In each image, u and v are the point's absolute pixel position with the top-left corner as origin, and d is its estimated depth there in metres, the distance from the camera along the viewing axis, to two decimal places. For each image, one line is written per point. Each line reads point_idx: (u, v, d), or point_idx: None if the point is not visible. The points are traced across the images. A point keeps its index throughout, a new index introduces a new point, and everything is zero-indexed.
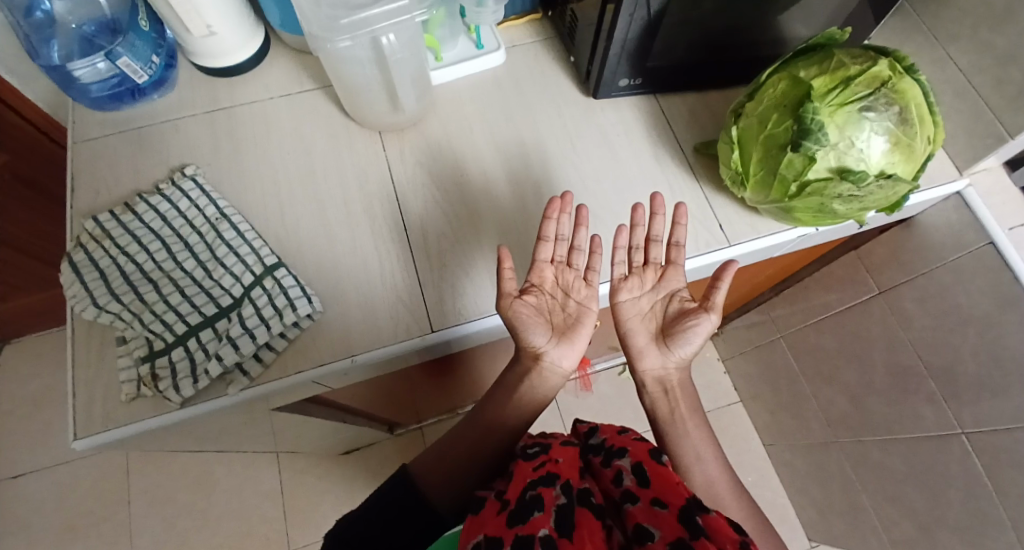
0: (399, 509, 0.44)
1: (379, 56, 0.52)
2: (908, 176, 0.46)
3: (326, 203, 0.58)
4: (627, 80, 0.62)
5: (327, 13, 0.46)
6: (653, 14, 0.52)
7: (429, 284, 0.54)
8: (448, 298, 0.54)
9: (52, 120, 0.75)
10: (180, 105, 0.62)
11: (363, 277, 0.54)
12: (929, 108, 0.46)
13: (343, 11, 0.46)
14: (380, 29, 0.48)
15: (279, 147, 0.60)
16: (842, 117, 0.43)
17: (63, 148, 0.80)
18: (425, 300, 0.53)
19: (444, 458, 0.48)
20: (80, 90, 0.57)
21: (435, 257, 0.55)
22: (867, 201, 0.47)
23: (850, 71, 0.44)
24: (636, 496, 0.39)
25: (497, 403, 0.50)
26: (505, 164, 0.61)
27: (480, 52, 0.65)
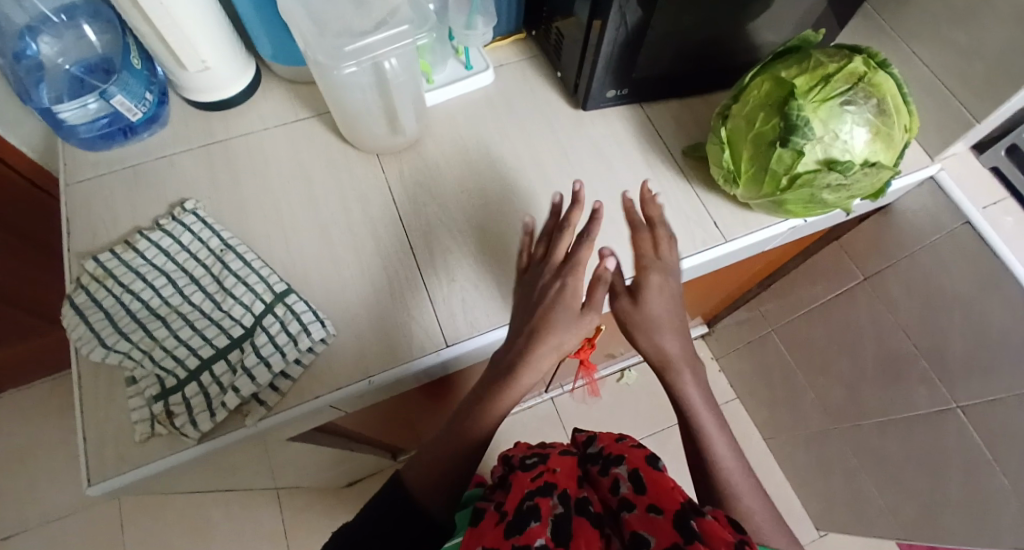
0: (390, 522, 0.43)
1: (381, 81, 0.53)
2: (889, 162, 0.49)
3: (329, 227, 0.58)
4: (614, 91, 0.64)
5: (331, 41, 0.48)
6: (637, 28, 0.55)
7: (438, 298, 0.55)
8: (458, 311, 0.54)
9: (43, 170, 0.74)
10: (175, 140, 0.62)
11: (371, 297, 0.54)
12: (902, 102, 0.48)
13: (348, 39, 0.48)
14: (381, 54, 0.50)
15: (277, 175, 0.61)
16: (825, 111, 0.46)
17: (52, 196, 0.79)
18: (436, 314, 0.54)
19: (436, 465, 0.46)
20: (69, 131, 0.57)
21: (441, 272, 0.56)
22: (853, 189, 0.49)
23: (828, 69, 0.47)
24: (632, 503, 0.39)
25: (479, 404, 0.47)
26: (500, 178, 0.62)
27: (469, 72, 0.67)
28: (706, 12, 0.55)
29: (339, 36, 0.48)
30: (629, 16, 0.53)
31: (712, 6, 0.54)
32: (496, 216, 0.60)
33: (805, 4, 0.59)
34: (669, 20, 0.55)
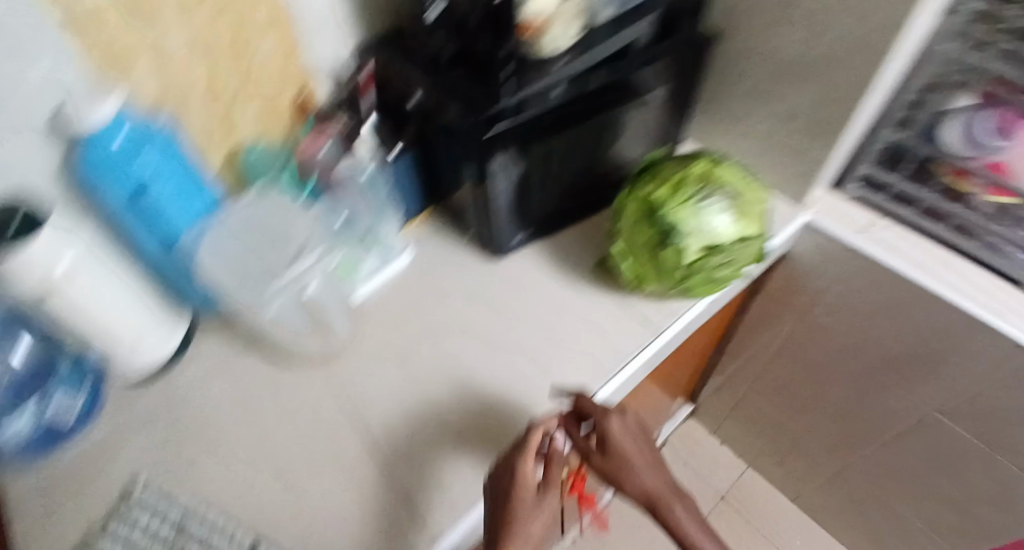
0: None
1: (304, 302, 0.62)
2: (758, 229, 0.56)
3: (292, 459, 0.55)
4: (518, 234, 0.71)
5: (251, 286, 0.59)
6: (518, 176, 0.63)
7: (419, 496, 0.52)
8: (444, 510, 0.51)
9: None
10: (110, 426, 0.58)
11: (352, 524, 0.51)
12: (748, 182, 0.57)
13: (260, 279, 0.59)
14: (293, 281, 0.60)
15: (222, 424, 0.59)
16: (686, 210, 0.53)
17: None
18: (423, 519, 0.50)
19: None
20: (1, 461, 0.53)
21: (415, 469, 0.54)
22: (739, 260, 0.56)
23: (675, 176, 0.55)
24: None
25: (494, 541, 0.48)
26: (443, 351, 0.63)
27: (389, 259, 0.70)
28: (563, 150, 0.64)
29: (255, 280, 0.59)
30: (510, 169, 0.61)
31: (565, 145, 0.63)
32: (456, 387, 0.60)
33: (643, 126, 0.70)
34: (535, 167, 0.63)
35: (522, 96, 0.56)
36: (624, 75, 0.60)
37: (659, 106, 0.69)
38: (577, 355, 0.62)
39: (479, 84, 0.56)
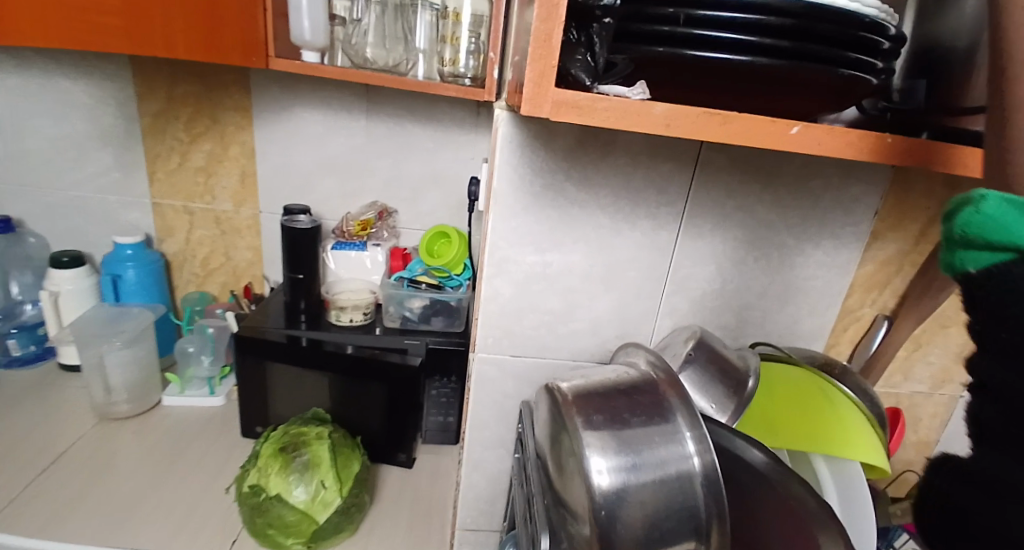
0: None
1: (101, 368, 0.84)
2: (300, 505, 0.61)
3: (15, 438, 0.81)
4: (260, 427, 0.85)
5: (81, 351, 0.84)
6: (269, 381, 0.82)
7: None
8: None
9: None
10: (29, 373, 0.97)
11: None
12: (328, 463, 0.63)
13: (85, 345, 0.83)
14: (105, 356, 0.84)
15: (37, 402, 0.89)
16: (267, 447, 0.65)
17: None
18: None
19: None
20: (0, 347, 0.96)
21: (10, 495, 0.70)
22: (267, 519, 0.60)
23: (295, 426, 0.67)
24: None
25: (940, 269, 0.24)
26: (143, 452, 0.80)
27: (208, 394, 0.92)
28: (316, 391, 0.82)
29: (84, 342, 0.84)
30: (260, 372, 0.81)
31: (320, 386, 0.82)
32: (97, 481, 0.74)
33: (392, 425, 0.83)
34: (294, 383, 0.82)
35: (316, 336, 0.81)
36: (378, 365, 0.78)
37: (418, 416, 0.83)
38: (171, 515, 0.70)
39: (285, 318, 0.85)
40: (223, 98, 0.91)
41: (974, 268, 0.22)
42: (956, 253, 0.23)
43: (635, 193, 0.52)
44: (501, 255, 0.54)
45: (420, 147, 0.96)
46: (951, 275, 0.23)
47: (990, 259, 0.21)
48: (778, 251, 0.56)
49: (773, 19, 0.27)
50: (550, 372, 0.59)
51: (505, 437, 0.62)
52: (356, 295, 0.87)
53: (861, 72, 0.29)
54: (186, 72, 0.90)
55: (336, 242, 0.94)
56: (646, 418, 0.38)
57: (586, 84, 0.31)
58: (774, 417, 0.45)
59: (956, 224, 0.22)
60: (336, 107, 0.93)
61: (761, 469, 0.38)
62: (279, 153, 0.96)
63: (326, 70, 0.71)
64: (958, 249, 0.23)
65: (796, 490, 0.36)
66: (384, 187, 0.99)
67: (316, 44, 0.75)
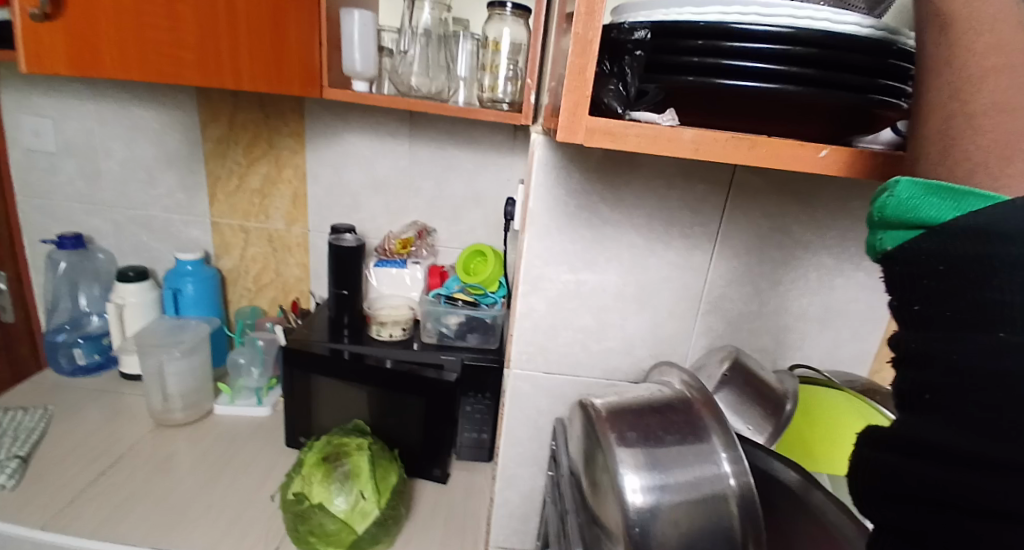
0: None
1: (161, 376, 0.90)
2: (340, 514, 0.63)
3: (83, 442, 0.87)
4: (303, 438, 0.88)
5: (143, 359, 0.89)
6: (314, 392, 0.85)
7: (52, 508, 0.73)
8: (51, 516, 0.71)
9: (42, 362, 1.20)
10: (97, 381, 1.04)
11: (27, 492, 0.75)
12: (367, 474, 0.66)
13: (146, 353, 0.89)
14: (165, 365, 0.89)
15: (103, 409, 0.96)
16: (310, 457, 0.67)
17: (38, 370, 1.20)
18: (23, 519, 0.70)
19: None
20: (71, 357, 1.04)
21: (77, 495, 0.76)
22: (309, 527, 0.63)
23: (336, 437, 0.70)
24: None
25: (865, 254, 0.26)
26: (196, 458, 0.85)
27: (255, 405, 0.97)
28: (357, 404, 0.85)
29: (147, 351, 0.90)
30: (307, 384, 0.85)
31: (361, 399, 0.85)
32: (154, 485, 0.79)
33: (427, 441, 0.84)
34: (337, 395, 0.85)
35: (358, 350, 0.85)
36: (416, 379, 0.81)
37: (453, 431, 0.85)
38: (220, 520, 0.73)
39: (329, 332, 0.89)
40: (279, 125, 0.98)
41: (891, 247, 0.24)
42: (878, 236, 0.25)
43: (669, 213, 0.53)
44: (535, 272, 0.55)
45: (459, 169, 1.00)
46: (874, 259, 0.25)
47: (905, 237, 0.23)
48: (817, 272, 0.55)
49: (803, 52, 0.28)
50: (583, 389, 0.60)
51: (538, 454, 0.62)
52: (396, 311, 0.90)
53: (890, 97, 0.30)
54: (246, 102, 0.97)
55: (378, 260, 0.98)
56: (680, 437, 0.38)
57: (618, 112, 0.32)
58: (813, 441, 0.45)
59: (875, 209, 0.25)
60: (380, 132, 0.98)
61: (794, 487, 0.38)
62: (328, 176, 1.01)
63: (374, 98, 0.76)
64: (879, 232, 0.25)
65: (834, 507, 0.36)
66: (424, 207, 1.03)
67: (365, 74, 0.79)
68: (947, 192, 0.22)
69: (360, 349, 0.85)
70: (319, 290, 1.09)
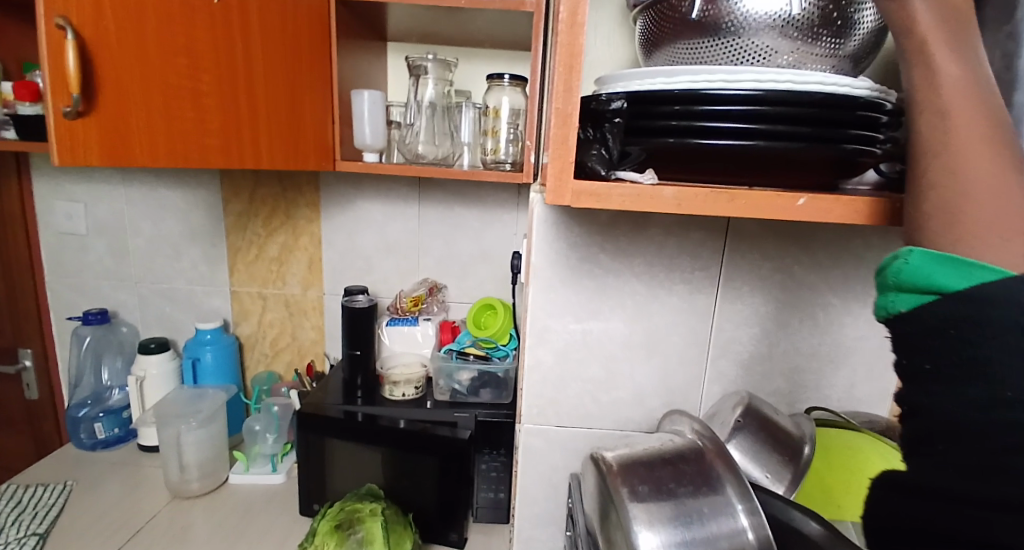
0: None
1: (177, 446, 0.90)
2: None
3: (99, 516, 0.86)
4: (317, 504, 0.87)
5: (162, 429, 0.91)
6: (326, 457, 0.85)
7: None
8: None
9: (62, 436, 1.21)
10: (115, 454, 1.05)
11: None
12: (381, 539, 0.64)
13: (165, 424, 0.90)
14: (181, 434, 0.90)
15: (121, 481, 0.96)
16: (323, 525, 0.66)
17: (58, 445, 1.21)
18: None
19: None
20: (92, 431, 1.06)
21: None
22: None
23: (349, 502, 0.69)
24: None
25: (874, 313, 0.28)
26: (211, 530, 0.84)
27: (270, 472, 0.96)
28: (371, 467, 0.84)
29: (166, 422, 0.91)
30: (319, 450, 0.84)
31: (373, 461, 0.84)
32: None
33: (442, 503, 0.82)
34: (349, 458, 0.85)
35: (372, 411, 0.85)
36: (428, 438, 0.80)
37: (469, 490, 0.83)
38: None
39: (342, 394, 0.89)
40: (295, 196, 1.03)
41: (903, 308, 0.26)
42: (889, 297, 0.27)
43: (669, 261, 0.54)
44: (540, 324, 0.56)
45: (466, 227, 1.03)
46: (884, 318, 0.27)
47: (918, 300, 0.25)
48: (824, 311, 0.55)
49: (774, 111, 0.30)
50: (597, 442, 0.59)
51: (555, 513, 0.61)
52: (409, 370, 0.90)
53: (864, 145, 0.32)
54: (265, 176, 1.03)
55: (390, 319, 1.00)
56: (693, 489, 0.37)
57: (603, 174, 0.34)
58: (829, 484, 0.44)
59: (889, 272, 0.27)
60: (389, 196, 1.02)
61: (819, 541, 0.36)
62: (341, 241, 1.05)
63: (382, 167, 0.80)
64: (890, 293, 0.27)
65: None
66: (434, 265, 1.06)
67: (375, 145, 0.84)
68: (954, 262, 0.25)
69: (374, 411, 0.85)
70: (333, 352, 1.10)
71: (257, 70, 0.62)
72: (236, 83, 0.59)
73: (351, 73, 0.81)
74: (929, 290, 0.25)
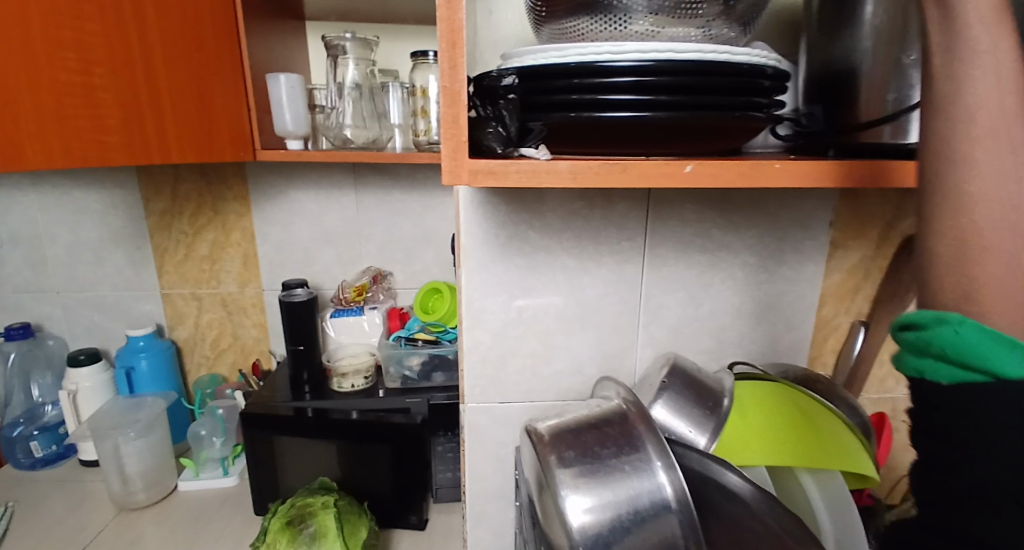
0: None
1: (117, 457, 0.87)
2: None
3: (36, 539, 0.82)
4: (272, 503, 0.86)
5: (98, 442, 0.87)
6: (279, 455, 0.83)
7: None
8: None
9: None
10: (52, 472, 0.99)
11: None
12: (335, 530, 0.64)
13: (101, 436, 0.86)
14: (120, 445, 0.86)
15: (59, 500, 0.91)
16: (274, 523, 0.66)
17: None
18: None
19: None
20: (25, 450, 1.00)
21: None
22: None
23: (301, 498, 0.68)
24: None
25: (907, 367, 0.27)
26: (161, 539, 0.82)
27: (221, 476, 0.94)
28: (325, 460, 0.83)
29: (102, 434, 0.87)
30: (272, 448, 0.83)
31: (327, 455, 0.83)
32: None
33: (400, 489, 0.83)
34: (301, 454, 0.84)
35: (323, 405, 0.84)
36: (382, 427, 0.80)
37: (426, 475, 0.84)
38: None
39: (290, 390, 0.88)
40: (222, 190, 0.98)
41: (947, 380, 0.25)
42: (929, 360, 0.26)
43: (595, 234, 0.55)
44: (475, 304, 0.56)
45: (406, 212, 1.02)
46: (918, 375, 0.26)
47: (962, 377, 0.24)
48: (744, 271, 0.58)
49: (659, 80, 0.30)
50: (540, 413, 0.60)
51: (504, 486, 0.62)
52: (357, 360, 0.89)
53: (750, 111, 0.33)
54: (187, 171, 0.97)
55: (334, 310, 0.98)
56: (616, 450, 0.39)
57: (501, 152, 0.34)
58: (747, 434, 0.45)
59: (931, 339, 0.25)
60: (323, 185, 0.99)
61: (741, 492, 0.38)
62: (277, 234, 1.01)
63: (308, 155, 0.77)
64: (931, 358, 0.25)
65: (784, 515, 0.37)
66: (376, 253, 1.04)
67: (299, 132, 0.81)
68: (1010, 342, 0.23)
69: (326, 405, 0.84)
70: (279, 349, 1.07)
71: (156, 54, 0.58)
72: (133, 66, 0.55)
73: (265, 58, 0.77)
74: (976, 370, 0.24)
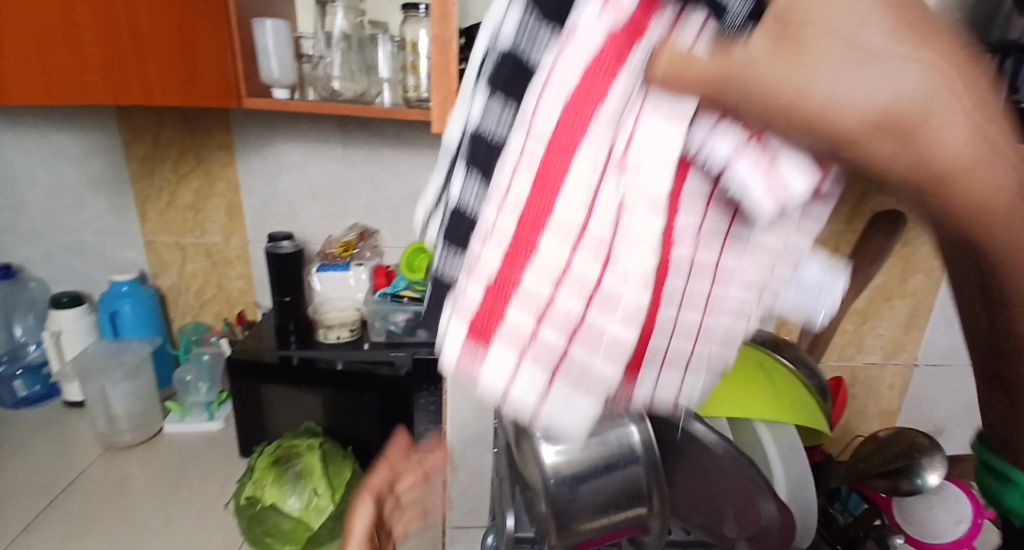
0: None
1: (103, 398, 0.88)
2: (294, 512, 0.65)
3: (24, 474, 0.84)
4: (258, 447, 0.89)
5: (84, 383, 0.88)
6: (265, 402, 0.86)
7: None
8: None
9: None
10: (38, 412, 1.01)
11: None
12: (320, 470, 0.67)
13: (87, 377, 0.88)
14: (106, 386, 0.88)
15: (46, 439, 0.93)
16: (262, 461, 0.68)
17: None
18: None
19: None
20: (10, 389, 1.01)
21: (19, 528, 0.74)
22: (263, 527, 0.64)
23: (288, 440, 0.71)
24: None
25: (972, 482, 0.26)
26: (149, 478, 0.84)
27: (207, 420, 0.96)
28: (310, 408, 0.86)
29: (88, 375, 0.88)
30: (258, 395, 0.85)
31: (313, 402, 0.86)
32: (106, 512, 0.77)
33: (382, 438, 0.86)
34: (287, 401, 0.86)
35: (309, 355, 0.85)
36: (367, 378, 0.82)
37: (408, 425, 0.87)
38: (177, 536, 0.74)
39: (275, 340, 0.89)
40: (206, 138, 0.97)
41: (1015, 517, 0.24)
42: (997, 494, 0.25)
43: None
44: None
45: (394, 169, 1.01)
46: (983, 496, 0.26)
47: None
48: None
49: None
50: None
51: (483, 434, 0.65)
52: (342, 313, 0.91)
53: None
54: (169, 117, 0.95)
55: (320, 265, 0.99)
56: None
57: None
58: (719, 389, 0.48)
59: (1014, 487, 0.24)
60: (310, 137, 0.98)
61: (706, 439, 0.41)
62: (262, 186, 1.01)
63: (294, 105, 0.76)
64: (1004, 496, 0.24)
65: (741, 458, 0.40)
66: (363, 209, 1.04)
67: (285, 82, 0.79)
68: None
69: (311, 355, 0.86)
70: (264, 300, 1.08)
71: None
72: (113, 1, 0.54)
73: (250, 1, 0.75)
74: None
